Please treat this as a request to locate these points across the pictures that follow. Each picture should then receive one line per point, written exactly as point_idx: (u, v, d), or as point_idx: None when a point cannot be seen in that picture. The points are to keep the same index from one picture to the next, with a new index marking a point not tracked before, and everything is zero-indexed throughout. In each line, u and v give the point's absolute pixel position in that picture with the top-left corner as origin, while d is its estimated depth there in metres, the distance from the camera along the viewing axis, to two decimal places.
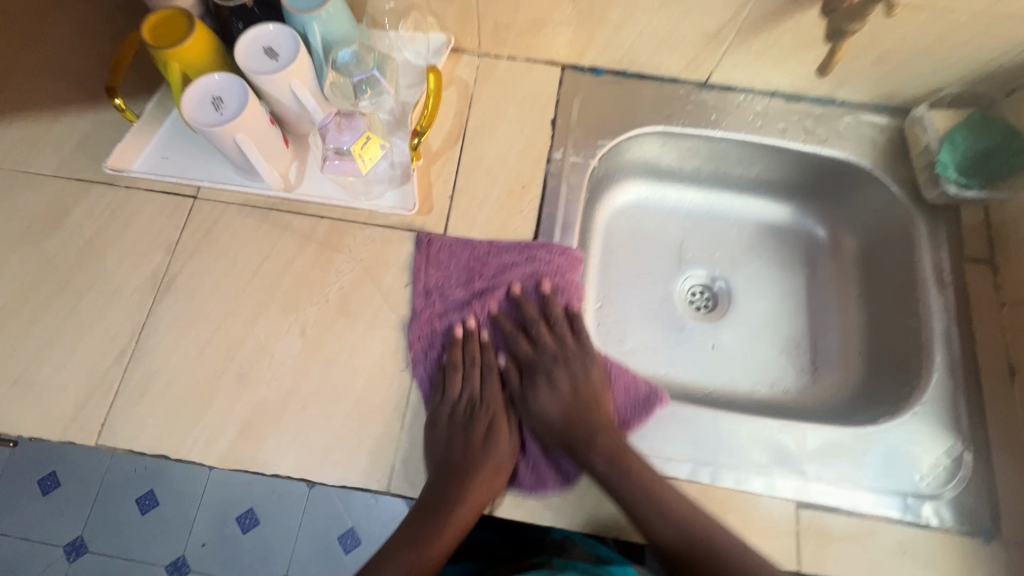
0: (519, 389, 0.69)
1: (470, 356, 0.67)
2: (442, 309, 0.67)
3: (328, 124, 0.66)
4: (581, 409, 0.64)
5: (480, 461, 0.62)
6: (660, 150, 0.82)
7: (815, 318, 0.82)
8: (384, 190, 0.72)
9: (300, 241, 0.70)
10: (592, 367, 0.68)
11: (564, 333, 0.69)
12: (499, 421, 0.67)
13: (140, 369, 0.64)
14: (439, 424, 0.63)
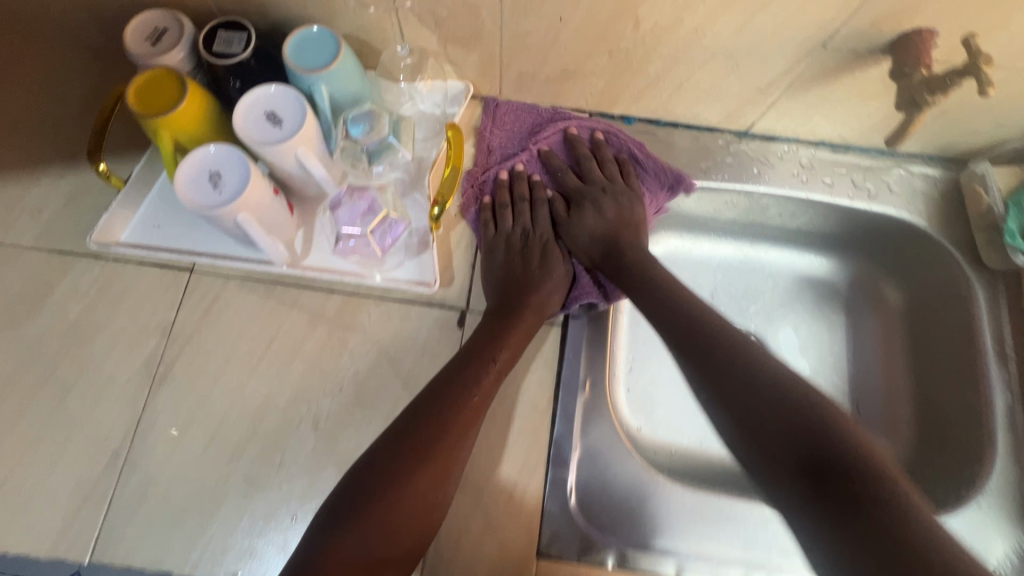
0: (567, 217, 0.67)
1: (519, 192, 0.68)
2: (496, 133, 0.70)
3: (340, 200, 0.63)
4: (621, 229, 0.65)
5: (527, 300, 0.61)
6: (696, 204, 0.76)
7: (861, 378, 0.77)
8: (400, 261, 0.65)
9: (310, 320, 0.63)
10: (638, 207, 0.66)
11: (608, 164, 0.68)
12: (549, 249, 0.66)
13: (137, 472, 0.58)
14: (495, 251, 0.65)
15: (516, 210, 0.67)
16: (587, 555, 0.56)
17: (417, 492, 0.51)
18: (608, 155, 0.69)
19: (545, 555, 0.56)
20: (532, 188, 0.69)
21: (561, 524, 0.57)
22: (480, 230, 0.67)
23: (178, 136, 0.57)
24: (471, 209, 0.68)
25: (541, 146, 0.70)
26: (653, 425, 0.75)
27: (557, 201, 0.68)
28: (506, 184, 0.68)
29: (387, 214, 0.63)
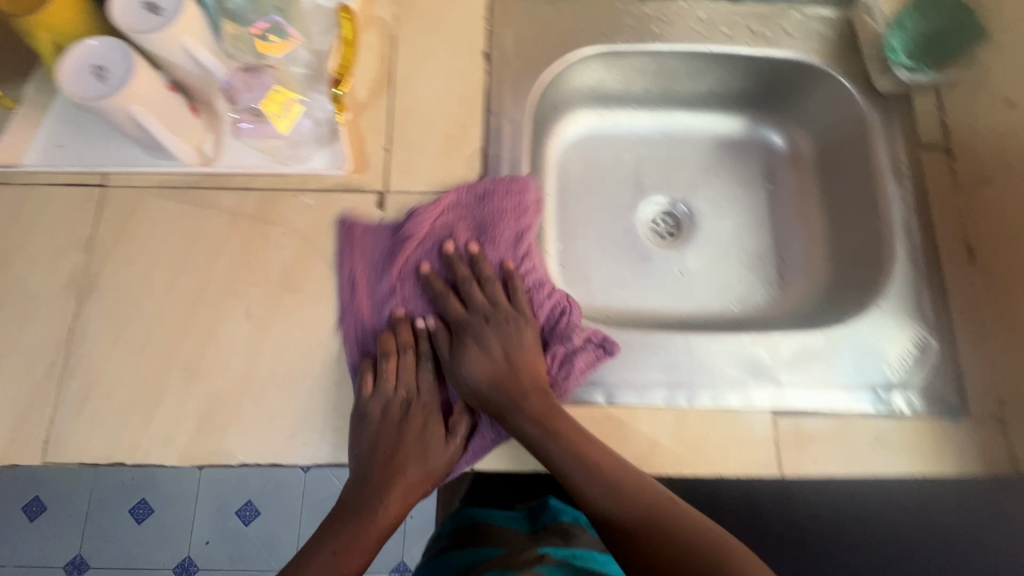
0: (450, 357, 0.63)
1: (403, 342, 0.62)
2: (410, 247, 0.64)
3: (233, 83, 0.61)
4: (512, 372, 0.61)
5: (413, 462, 0.60)
6: (605, 74, 0.77)
7: (778, 224, 0.81)
8: (312, 151, 0.66)
9: (231, 218, 0.64)
10: (526, 335, 0.63)
11: (523, 302, 0.65)
12: (436, 418, 0.61)
13: (75, 380, 0.59)
14: (370, 417, 0.59)
15: (409, 363, 0.62)
16: (521, 396, 0.60)
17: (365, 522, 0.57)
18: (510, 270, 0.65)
19: (481, 401, 0.59)
20: (419, 331, 0.64)
21: (495, 371, 0.61)
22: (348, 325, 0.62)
23: (59, 40, 0.56)
24: (355, 334, 0.62)
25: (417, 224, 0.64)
26: (589, 292, 0.80)
27: (439, 334, 0.63)
28: (398, 323, 0.63)
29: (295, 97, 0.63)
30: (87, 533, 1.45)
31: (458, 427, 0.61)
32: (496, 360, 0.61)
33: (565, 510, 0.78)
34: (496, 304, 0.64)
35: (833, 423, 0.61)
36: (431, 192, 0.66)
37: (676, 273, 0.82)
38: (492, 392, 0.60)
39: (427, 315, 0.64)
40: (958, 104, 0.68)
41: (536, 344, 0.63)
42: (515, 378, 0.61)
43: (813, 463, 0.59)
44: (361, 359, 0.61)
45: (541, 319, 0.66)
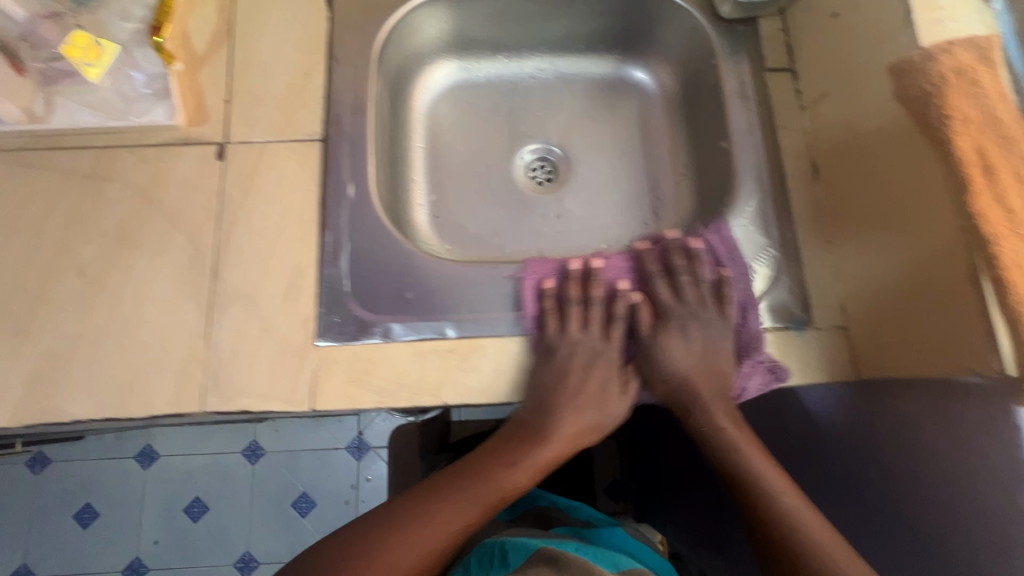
0: (651, 338, 0.64)
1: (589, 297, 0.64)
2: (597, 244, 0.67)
3: (38, 31, 0.60)
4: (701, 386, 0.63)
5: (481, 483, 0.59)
6: (459, 18, 0.76)
7: (651, 161, 0.82)
8: (149, 106, 0.65)
9: (64, 178, 0.63)
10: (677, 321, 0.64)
11: (705, 294, 0.65)
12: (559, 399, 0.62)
13: None
14: (543, 379, 0.61)
15: (581, 316, 0.63)
16: (364, 334, 0.60)
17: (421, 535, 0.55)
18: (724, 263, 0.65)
19: (324, 341, 0.59)
20: (619, 294, 0.64)
21: (336, 311, 0.60)
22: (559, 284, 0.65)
23: None
24: (531, 278, 0.64)
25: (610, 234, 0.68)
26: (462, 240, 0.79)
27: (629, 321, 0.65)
28: (575, 275, 0.64)
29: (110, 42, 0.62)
30: (32, 541, 1.43)
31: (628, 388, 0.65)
32: (610, 348, 0.64)
33: (543, 496, 0.85)
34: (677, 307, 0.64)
35: None
36: (273, 140, 0.65)
37: (554, 216, 0.82)
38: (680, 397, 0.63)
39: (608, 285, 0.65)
40: (799, 25, 0.69)
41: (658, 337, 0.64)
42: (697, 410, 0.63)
43: None
44: (552, 281, 0.64)
45: (734, 315, 0.64)
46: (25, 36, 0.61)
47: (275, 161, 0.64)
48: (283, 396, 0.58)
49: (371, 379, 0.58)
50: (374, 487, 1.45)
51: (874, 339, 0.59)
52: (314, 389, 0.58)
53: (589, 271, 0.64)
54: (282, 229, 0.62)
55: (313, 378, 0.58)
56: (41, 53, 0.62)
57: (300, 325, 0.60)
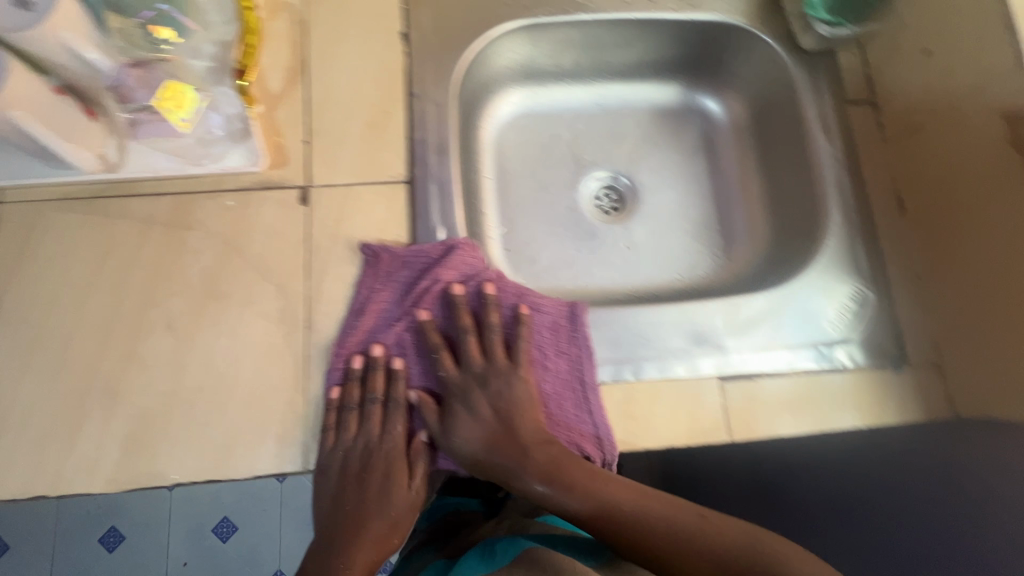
0: (440, 429, 0.59)
1: (370, 391, 0.58)
2: (381, 343, 0.60)
3: (123, 82, 0.56)
4: (512, 437, 0.57)
5: (378, 513, 0.57)
6: (530, 49, 0.75)
7: (721, 187, 0.81)
8: (224, 150, 0.62)
9: (141, 228, 0.60)
10: (519, 391, 0.59)
11: (501, 350, 0.61)
12: (400, 464, 0.59)
13: None
14: (330, 470, 0.57)
15: (382, 412, 0.59)
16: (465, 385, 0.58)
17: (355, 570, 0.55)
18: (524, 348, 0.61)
19: None
20: (488, 309, 0.61)
21: (437, 363, 0.59)
22: (446, 320, 0.62)
23: None
24: (434, 304, 0.61)
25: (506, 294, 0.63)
26: (536, 274, 0.78)
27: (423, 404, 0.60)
28: (357, 375, 0.58)
29: (197, 100, 0.59)
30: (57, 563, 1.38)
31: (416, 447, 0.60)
32: (394, 438, 0.59)
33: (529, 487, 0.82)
34: (491, 358, 0.60)
35: (778, 384, 0.61)
36: (357, 183, 0.63)
37: (624, 246, 0.81)
38: (482, 453, 0.58)
39: (420, 382, 0.61)
40: (881, 56, 0.69)
41: (531, 403, 0.59)
42: (515, 439, 0.58)
43: (760, 424, 0.60)
44: (335, 389, 0.57)
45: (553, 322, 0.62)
46: (111, 86, 0.56)
47: (361, 204, 0.63)
48: None
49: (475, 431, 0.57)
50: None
51: (989, 394, 0.56)
52: None
53: (483, 299, 0.61)
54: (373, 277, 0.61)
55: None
56: (128, 104, 0.58)
57: (399, 377, 0.58)
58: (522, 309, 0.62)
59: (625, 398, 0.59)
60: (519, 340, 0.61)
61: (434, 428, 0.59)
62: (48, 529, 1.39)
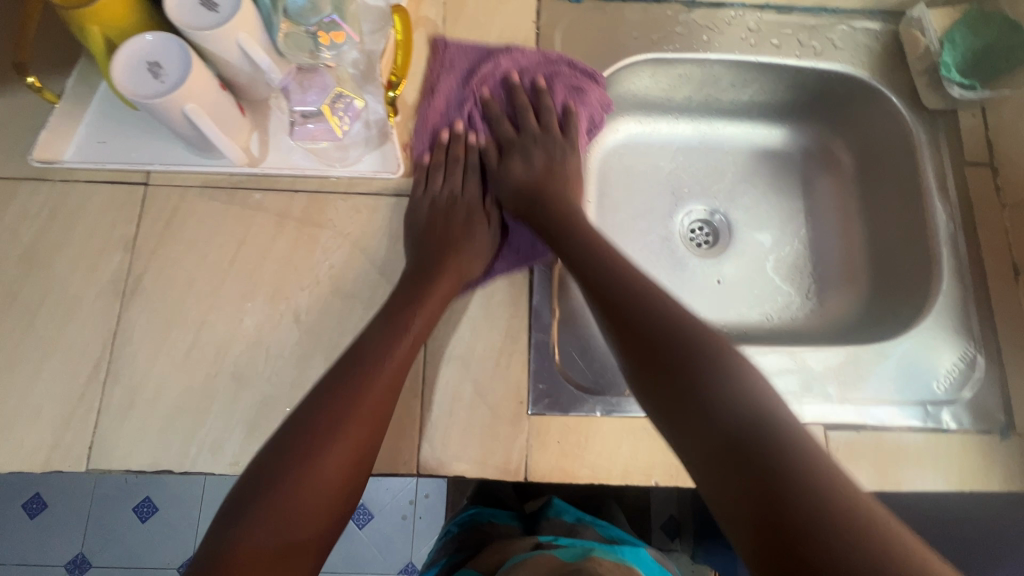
0: (497, 166, 0.69)
1: (454, 155, 0.68)
2: (441, 97, 0.67)
3: (291, 85, 0.61)
4: (544, 183, 0.66)
5: (457, 247, 0.64)
6: (650, 81, 0.76)
7: (819, 232, 0.82)
8: (359, 155, 0.64)
9: (277, 221, 0.63)
10: (570, 157, 0.69)
11: (552, 123, 0.70)
12: (478, 214, 0.68)
13: (121, 383, 0.57)
14: (421, 243, 0.63)
15: (459, 173, 0.68)
16: (576, 408, 0.59)
17: (303, 497, 0.46)
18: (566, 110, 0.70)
19: (537, 412, 0.59)
20: (535, 93, 0.70)
21: (546, 381, 0.60)
22: (491, 129, 0.70)
23: (109, 34, 0.53)
24: (496, 87, 0.70)
25: (551, 78, 0.70)
26: None
27: (476, 148, 0.70)
28: (442, 144, 0.68)
29: (347, 92, 0.62)
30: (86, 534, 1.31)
31: (490, 218, 0.69)
32: (468, 189, 0.69)
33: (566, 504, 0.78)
34: (547, 130, 0.70)
35: (884, 438, 0.61)
36: None
37: (716, 283, 0.82)
38: (530, 182, 0.66)
39: (486, 137, 0.70)
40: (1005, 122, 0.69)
41: (575, 171, 0.70)
42: (566, 179, 0.68)
43: (865, 477, 0.60)
44: (425, 155, 0.66)
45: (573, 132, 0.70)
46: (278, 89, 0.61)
47: None
48: (497, 466, 0.58)
49: (584, 454, 0.58)
50: (432, 503, 1.38)
51: None
52: (527, 461, 0.58)
53: (540, 100, 0.70)
54: (492, 292, 0.62)
55: (528, 450, 0.58)
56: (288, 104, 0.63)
57: (512, 392, 0.60)
58: (568, 75, 0.70)
59: None
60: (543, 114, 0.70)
61: (490, 138, 0.70)
62: (81, 502, 1.31)
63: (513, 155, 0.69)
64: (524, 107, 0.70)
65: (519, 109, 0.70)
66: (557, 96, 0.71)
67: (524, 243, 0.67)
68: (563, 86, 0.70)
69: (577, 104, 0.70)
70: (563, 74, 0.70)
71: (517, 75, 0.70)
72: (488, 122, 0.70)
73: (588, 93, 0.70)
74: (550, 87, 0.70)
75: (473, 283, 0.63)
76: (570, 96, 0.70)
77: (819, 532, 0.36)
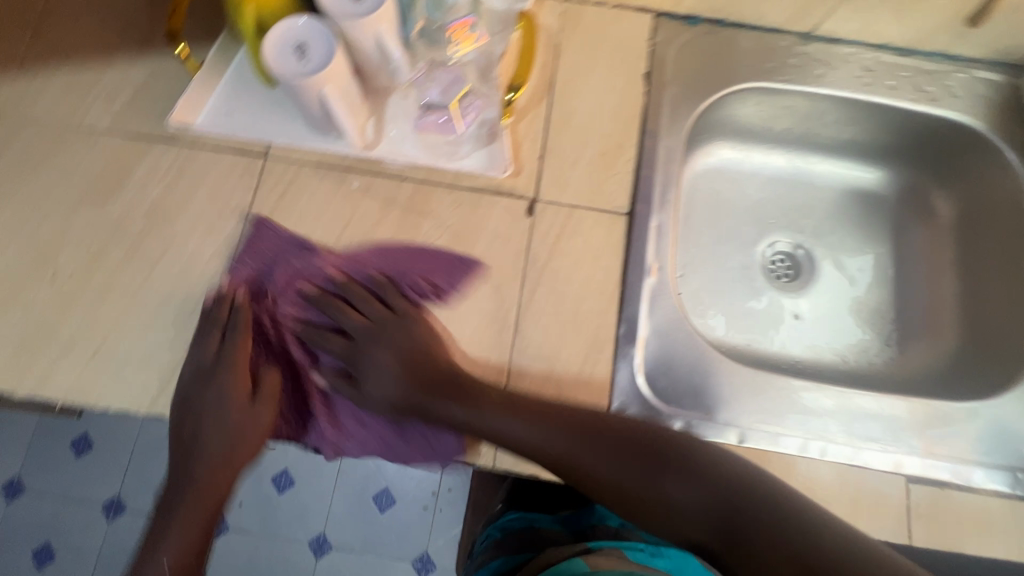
0: (353, 390, 0.61)
1: (234, 323, 0.60)
2: (246, 267, 0.62)
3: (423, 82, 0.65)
4: (420, 393, 0.59)
5: (239, 440, 0.61)
6: (754, 109, 0.76)
7: (906, 280, 0.80)
8: (466, 150, 0.66)
9: (382, 205, 0.65)
10: (416, 337, 0.61)
11: (377, 312, 0.62)
12: (239, 387, 0.61)
13: (224, 342, 0.60)
14: (189, 398, 0.59)
15: (247, 341, 0.61)
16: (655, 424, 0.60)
17: (186, 532, 0.59)
18: (399, 287, 0.64)
19: None
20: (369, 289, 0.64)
21: (629, 394, 0.61)
22: (291, 309, 0.63)
23: (261, 11, 0.56)
24: (305, 252, 0.63)
25: (378, 265, 0.64)
26: (703, 326, 0.79)
27: (297, 355, 0.62)
28: (226, 301, 0.61)
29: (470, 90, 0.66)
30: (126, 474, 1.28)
31: (305, 407, 0.62)
32: (220, 366, 0.59)
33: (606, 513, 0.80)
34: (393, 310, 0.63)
35: (968, 500, 0.59)
36: (581, 206, 0.66)
37: (793, 317, 0.81)
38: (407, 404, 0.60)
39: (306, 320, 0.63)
40: None
41: (415, 359, 0.60)
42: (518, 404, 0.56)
43: (943, 535, 0.58)
44: (214, 294, 0.62)
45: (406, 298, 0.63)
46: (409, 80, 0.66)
47: (582, 227, 0.65)
48: None
49: None
50: (454, 497, 1.38)
51: None
52: None
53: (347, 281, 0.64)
54: (582, 299, 0.63)
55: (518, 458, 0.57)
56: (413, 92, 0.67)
57: (593, 400, 0.60)
58: (413, 274, 0.64)
59: (808, 475, 0.59)
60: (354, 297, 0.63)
61: (297, 357, 0.62)
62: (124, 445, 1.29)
63: (361, 366, 0.61)
64: (297, 289, 0.63)
65: (303, 320, 0.63)
66: (383, 273, 0.64)
67: (357, 416, 0.62)
68: (364, 266, 0.64)
69: (390, 275, 0.64)
70: (395, 262, 0.64)
71: (315, 264, 0.63)
72: (265, 321, 0.62)
73: (422, 263, 0.64)
74: (385, 293, 0.63)
75: (565, 287, 0.63)
76: (416, 270, 0.64)
77: (776, 535, 0.46)
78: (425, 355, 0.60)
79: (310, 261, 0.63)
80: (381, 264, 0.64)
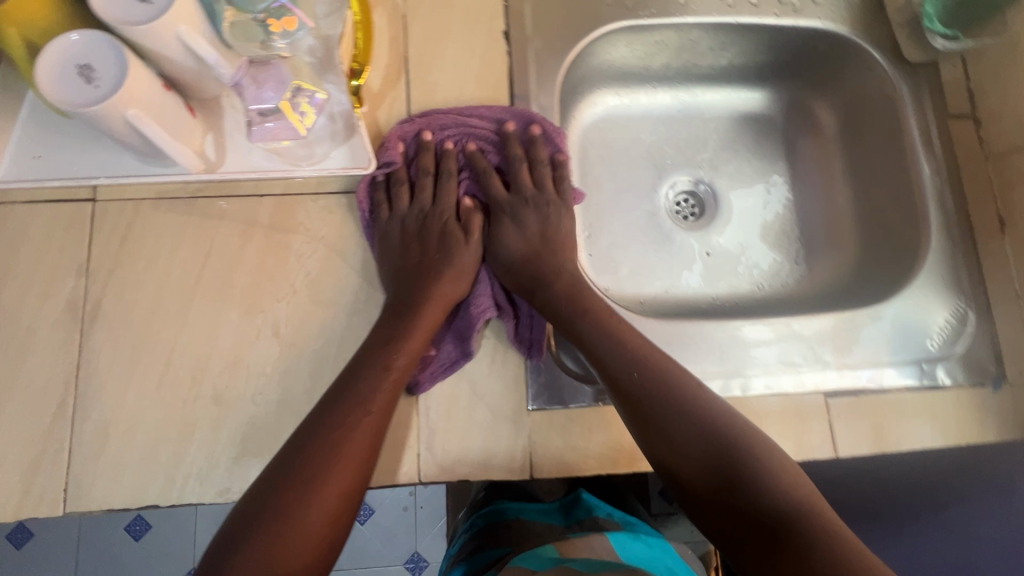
0: (488, 234, 0.62)
1: (426, 165, 0.62)
2: (377, 160, 0.61)
3: (241, 81, 0.55)
4: (543, 251, 0.60)
5: (441, 265, 0.59)
6: (627, 51, 0.73)
7: (803, 196, 0.81)
8: (326, 150, 0.60)
9: (244, 229, 0.58)
10: (568, 216, 0.63)
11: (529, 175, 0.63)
12: (454, 227, 0.61)
13: (91, 419, 0.53)
14: (390, 236, 0.59)
15: (430, 187, 0.63)
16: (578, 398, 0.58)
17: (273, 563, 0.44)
18: (485, 136, 0.64)
19: (537, 406, 0.57)
20: (487, 166, 0.64)
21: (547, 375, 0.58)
22: (468, 181, 0.64)
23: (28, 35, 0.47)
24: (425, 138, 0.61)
25: (480, 138, 0.64)
26: (619, 281, 0.78)
27: (486, 223, 0.63)
28: (382, 181, 0.62)
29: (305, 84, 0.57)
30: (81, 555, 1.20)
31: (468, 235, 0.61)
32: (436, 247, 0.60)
33: (600, 505, 0.80)
34: (543, 189, 0.63)
35: (882, 401, 0.62)
36: None
37: (704, 253, 0.81)
38: (529, 279, 0.59)
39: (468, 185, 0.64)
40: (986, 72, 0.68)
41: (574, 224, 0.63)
42: (549, 257, 0.60)
43: (865, 439, 0.60)
44: (398, 144, 0.62)
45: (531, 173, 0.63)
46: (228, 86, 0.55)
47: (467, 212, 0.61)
48: (501, 466, 0.56)
49: (589, 446, 0.57)
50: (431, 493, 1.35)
51: None
52: (531, 457, 0.56)
53: (466, 151, 0.64)
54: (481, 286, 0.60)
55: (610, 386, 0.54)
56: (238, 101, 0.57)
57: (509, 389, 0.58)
58: (516, 129, 0.64)
59: None
60: (528, 151, 0.63)
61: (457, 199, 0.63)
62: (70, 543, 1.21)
63: (512, 207, 0.62)
64: (472, 146, 0.64)
65: (469, 171, 0.64)
66: (498, 127, 0.64)
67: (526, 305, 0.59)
68: (474, 131, 0.63)
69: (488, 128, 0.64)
70: (498, 129, 0.64)
71: (482, 127, 0.64)
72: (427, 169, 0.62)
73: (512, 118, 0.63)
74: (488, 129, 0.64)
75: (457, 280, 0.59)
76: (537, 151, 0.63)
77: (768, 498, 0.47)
78: (563, 253, 0.61)
79: (435, 124, 0.62)
80: (490, 137, 0.64)
